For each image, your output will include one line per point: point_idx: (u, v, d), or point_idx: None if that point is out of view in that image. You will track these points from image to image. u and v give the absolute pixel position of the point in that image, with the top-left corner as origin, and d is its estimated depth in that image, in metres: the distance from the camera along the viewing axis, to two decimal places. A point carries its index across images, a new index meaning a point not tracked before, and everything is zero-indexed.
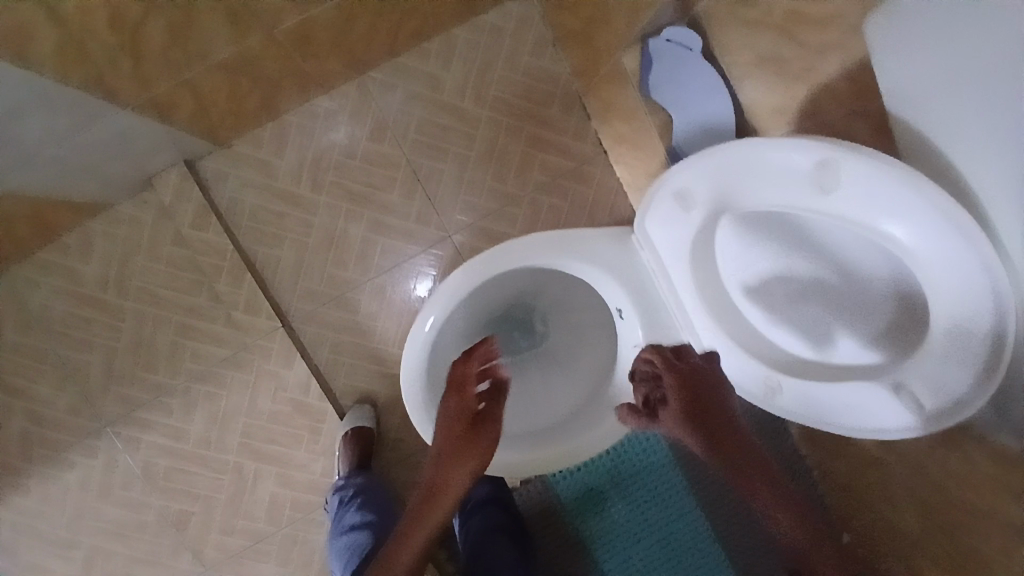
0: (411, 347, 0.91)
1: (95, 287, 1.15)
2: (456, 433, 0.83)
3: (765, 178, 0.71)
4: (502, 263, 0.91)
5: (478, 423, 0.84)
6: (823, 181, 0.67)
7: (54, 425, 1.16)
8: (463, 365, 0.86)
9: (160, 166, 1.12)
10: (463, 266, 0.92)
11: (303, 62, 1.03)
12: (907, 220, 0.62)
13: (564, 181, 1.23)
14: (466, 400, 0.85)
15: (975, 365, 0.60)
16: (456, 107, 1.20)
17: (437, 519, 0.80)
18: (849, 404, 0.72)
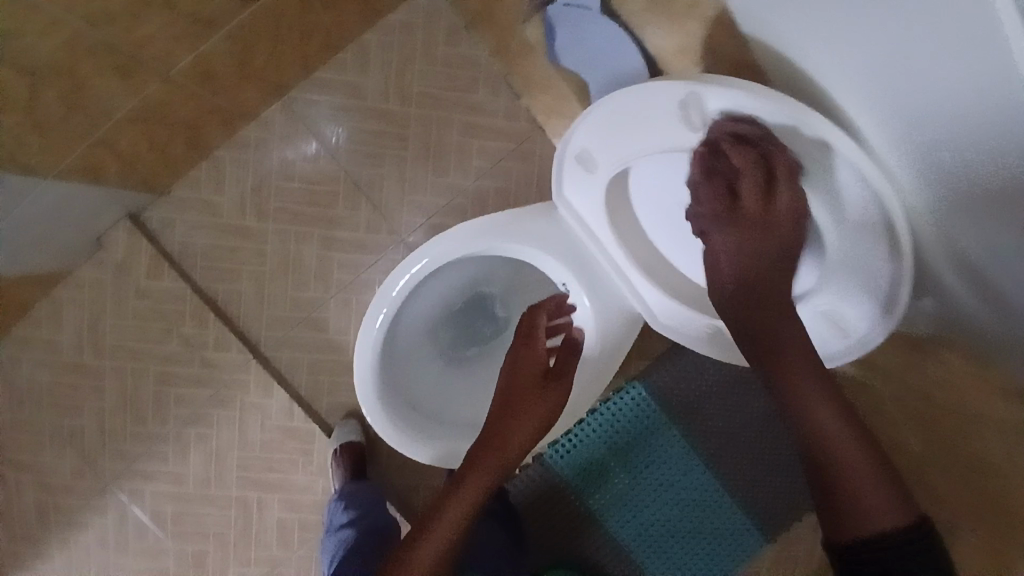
0: (364, 343, 0.89)
1: (73, 353, 1.19)
2: (529, 382, 0.87)
3: (639, 127, 0.67)
4: (439, 250, 0.89)
5: (549, 379, 0.88)
6: (691, 119, 0.62)
7: (63, 490, 1.21)
8: (532, 315, 0.90)
9: (107, 225, 1.15)
10: (403, 263, 0.91)
11: (214, 98, 1.04)
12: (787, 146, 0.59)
13: (507, 163, 1.22)
14: (537, 351, 0.89)
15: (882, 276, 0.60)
16: (383, 111, 1.20)
17: (483, 484, 0.83)
18: None
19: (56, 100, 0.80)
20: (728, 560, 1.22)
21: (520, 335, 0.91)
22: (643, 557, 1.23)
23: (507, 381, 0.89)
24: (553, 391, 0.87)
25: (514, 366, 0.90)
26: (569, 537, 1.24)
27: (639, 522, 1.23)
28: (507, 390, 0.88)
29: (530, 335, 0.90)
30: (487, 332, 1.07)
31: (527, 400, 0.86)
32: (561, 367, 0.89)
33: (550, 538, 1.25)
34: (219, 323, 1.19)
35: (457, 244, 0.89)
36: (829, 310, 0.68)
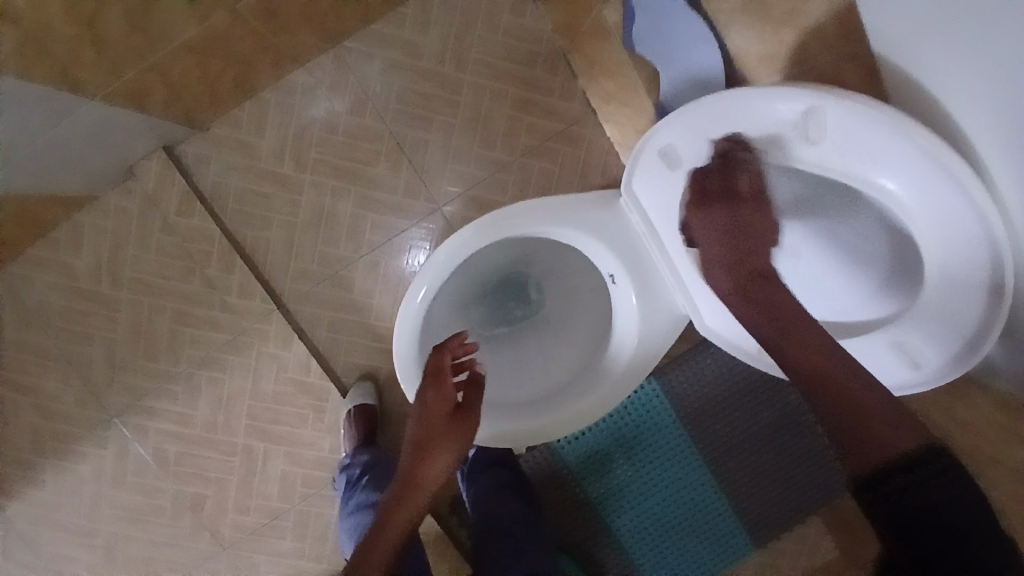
0: (405, 316, 0.88)
1: (89, 280, 1.15)
2: (439, 423, 0.81)
3: (751, 131, 0.69)
4: (491, 228, 0.88)
5: (460, 415, 0.82)
6: (808, 130, 0.64)
7: (62, 419, 1.18)
8: (436, 355, 0.83)
9: (140, 154, 1.11)
10: (452, 236, 0.89)
11: (272, 36, 0.99)
12: (896, 165, 0.61)
13: (555, 144, 1.20)
14: (445, 391, 0.82)
15: (981, 300, 0.61)
16: (437, 73, 1.16)
17: (410, 515, 0.77)
18: None
19: (118, 16, 0.75)
20: (718, 560, 1.25)
21: (426, 375, 0.83)
22: (637, 551, 1.25)
23: (417, 429, 0.82)
24: (467, 425, 0.82)
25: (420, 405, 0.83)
26: (567, 523, 1.25)
27: (635, 516, 1.24)
28: (417, 437, 0.82)
29: (437, 376, 0.83)
30: (516, 313, 1.06)
31: (441, 437, 0.81)
32: (471, 402, 0.84)
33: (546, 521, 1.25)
34: (245, 269, 1.16)
35: (508, 227, 0.88)
36: (903, 341, 0.67)
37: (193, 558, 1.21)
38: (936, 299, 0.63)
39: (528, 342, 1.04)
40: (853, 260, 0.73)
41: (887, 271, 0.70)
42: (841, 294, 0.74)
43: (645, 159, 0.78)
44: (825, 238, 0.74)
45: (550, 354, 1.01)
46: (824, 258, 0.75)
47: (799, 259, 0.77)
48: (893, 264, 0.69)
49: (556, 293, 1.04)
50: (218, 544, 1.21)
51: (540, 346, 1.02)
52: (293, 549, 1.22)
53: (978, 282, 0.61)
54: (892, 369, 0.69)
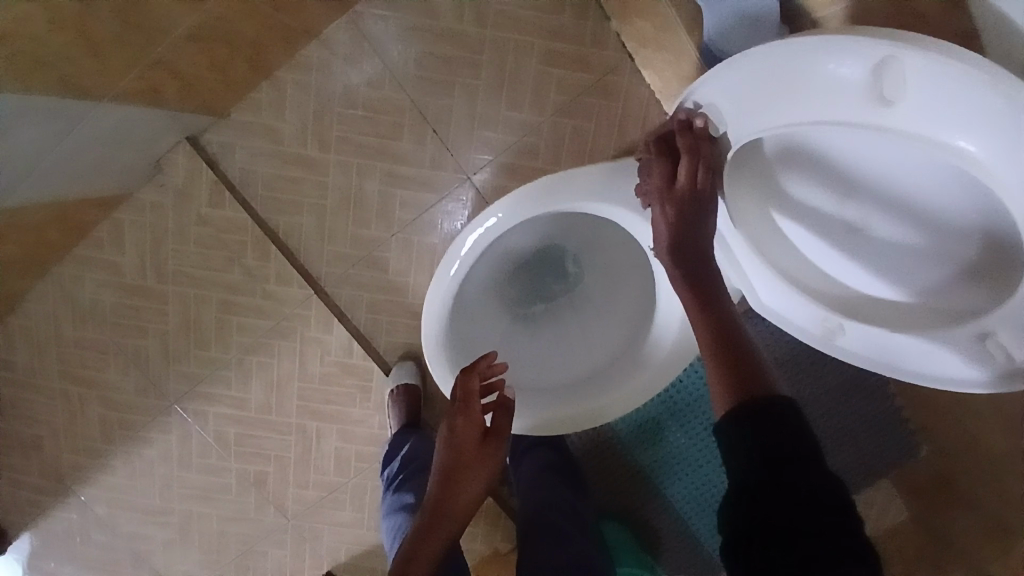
0: (434, 296, 0.85)
1: (135, 275, 1.18)
2: (469, 448, 0.79)
3: (803, 91, 0.56)
4: (519, 206, 0.82)
5: (489, 439, 0.80)
6: (882, 93, 0.51)
7: (128, 407, 1.24)
8: (465, 380, 0.83)
9: (166, 147, 1.10)
10: (476, 219, 0.84)
11: (276, 13, 0.94)
12: (988, 130, 0.48)
13: (589, 99, 1.10)
14: (474, 416, 0.81)
15: None
16: (456, 32, 1.08)
17: (441, 541, 0.73)
18: (926, 352, 0.62)
19: (108, 16, 0.72)
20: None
21: (455, 400, 0.83)
22: (694, 517, 1.22)
23: (445, 455, 0.79)
24: (496, 452, 0.80)
25: (450, 429, 0.81)
26: (618, 490, 1.23)
27: (688, 486, 1.20)
28: (445, 464, 0.79)
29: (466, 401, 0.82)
30: (556, 290, 1.01)
31: (471, 461, 0.78)
32: (500, 425, 0.82)
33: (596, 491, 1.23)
34: (279, 256, 1.15)
35: (538, 205, 0.81)
36: (994, 334, 0.57)
37: (262, 531, 1.27)
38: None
39: (569, 320, 0.99)
40: (946, 241, 0.58)
41: (972, 260, 0.58)
42: (919, 281, 0.62)
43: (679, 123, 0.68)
44: (903, 214, 0.59)
45: (591, 336, 0.95)
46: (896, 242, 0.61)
47: (865, 241, 0.64)
48: (981, 255, 0.57)
49: (595, 267, 0.98)
50: (284, 517, 1.27)
51: (581, 325, 0.97)
52: (353, 520, 1.27)
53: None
54: (979, 362, 0.59)
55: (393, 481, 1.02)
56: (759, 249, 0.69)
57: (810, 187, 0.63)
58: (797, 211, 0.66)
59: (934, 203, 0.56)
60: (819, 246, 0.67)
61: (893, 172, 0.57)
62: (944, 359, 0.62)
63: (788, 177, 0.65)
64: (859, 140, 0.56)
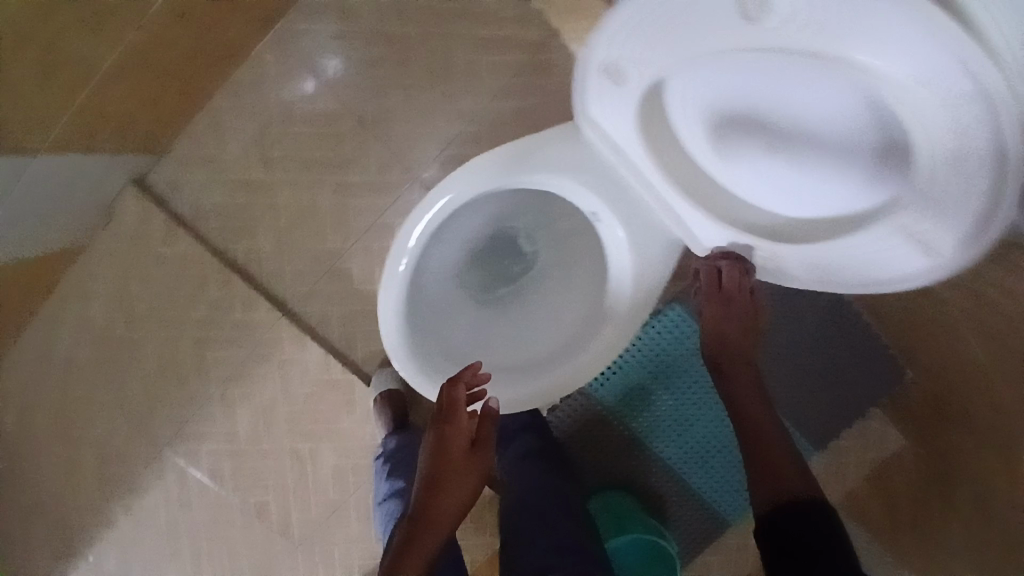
0: (387, 295, 0.84)
1: (107, 324, 1.18)
2: (455, 459, 0.81)
3: (681, 24, 0.55)
4: (459, 185, 0.82)
5: (475, 451, 0.83)
6: (748, 9, 0.50)
7: (121, 456, 1.24)
8: (449, 388, 0.83)
9: (114, 192, 1.12)
10: (418, 208, 0.83)
11: (195, 40, 0.96)
12: (862, 27, 0.47)
13: (523, 79, 1.10)
14: (459, 425, 0.83)
15: (986, 180, 0.50)
16: (382, 33, 1.09)
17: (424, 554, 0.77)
18: (856, 256, 0.66)
19: (28, 64, 0.74)
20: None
21: (440, 409, 0.83)
22: (695, 475, 1.21)
23: (431, 463, 0.82)
24: (481, 463, 0.83)
25: (437, 440, 0.82)
26: (615, 463, 1.23)
27: (681, 445, 1.20)
28: (430, 471, 0.82)
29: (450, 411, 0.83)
30: (514, 271, 1.00)
31: (454, 473, 0.81)
32: (485, 436, 0.84)
33: (587, 464, 1.23)
34: (243, 283, 1.15)
35: (475, 183, 0.82)
36: (909, 227, 0.59)
37: (273, 558, 1.27)
38: (951, 185, 0.53)
39: (532, 298, 0.98)
40: (842, 155, 0.58)
41: (876, 167, 0.57)
42: (836, 197, 0.62)
43: (587, 78, 0.67)
44: (805, 132, 0.59)
45: (558, 311, 0.95)
46: (806, 161, 0.61)
47: (777, 168, 0.63)
48: (884, 160, 0.57)
49: (549, 242, 0.98)
50: (292, 542, 1.27)
51: (545, 299, 0.97)
52: (361, 535, 1.26)
53: (986, 164, 0.49)
54: (906, 256, 0.62)
55: (387, 472, 1.06)
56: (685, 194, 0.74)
57: (718, 118, 0.64)
58: (713, 147, 0.67)
59: (825, 109, 0.57)
60: (741, 178, 0.69)
61: (784, 88, 0.57)
62: (875, 260, 0.64)
63: (695, 114, 0.66)
64: (748, 61, 0.57)
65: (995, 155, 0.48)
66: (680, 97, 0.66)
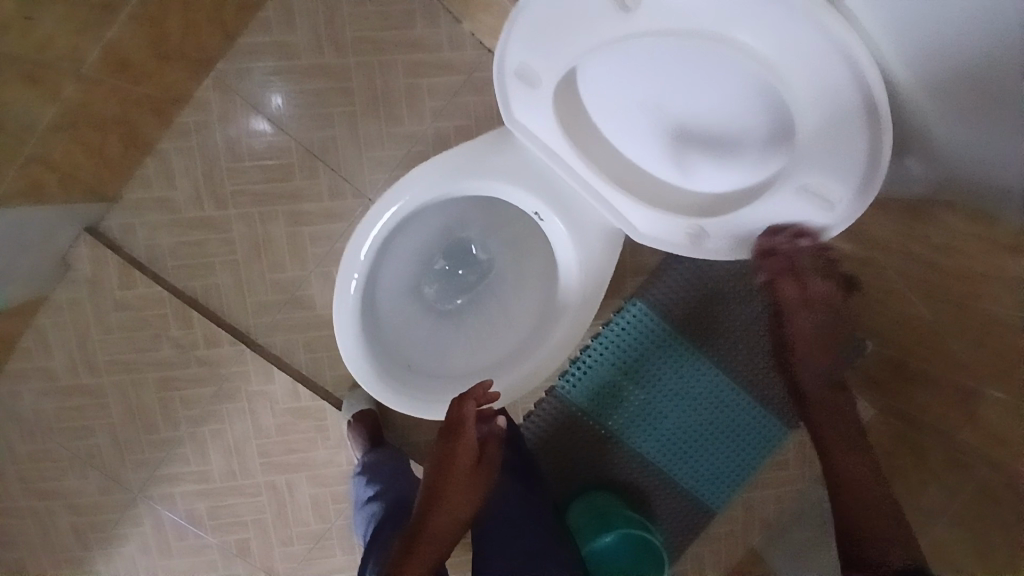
0: (342, 312, 0.86)
1: (70, 376, 1.17)
2: (460, 475, 0.84)
3: (573, 21, 0.63)
4: (400, 199, 0.85)
5: (478, 468, 0.87)
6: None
7: (94, 510, 1.22)
8: (460, 404, 0.83)
9: (67, 244, 1.12)
10: (360, 224, 0.86)
11: (136, 88, 0.99)
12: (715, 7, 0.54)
13: (460, 98, 1.15)
14: (467, 441, 0.84)
15: (857, 128, 0.56)
16: (321, 65, 1.13)
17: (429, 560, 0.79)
18: (768, 222, 0.71)
19: None
20: (751, 463, 1.19)
21: (449, 424, 0.84)
22: (675, 467, 1.19)
23: (435, 476, 0.84)
24: (482, 480, 0.87)
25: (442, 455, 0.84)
26: (594, 465, 1.21)
27: (652, 441, 1.19)
28: (433, 483, 0.84)
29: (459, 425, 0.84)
30: (470, 280, 1.02)
31: (458, 487, 0.84)
32: (488, 455, 0.88)
33: (559, 469, 1.21)
34: (205, 321, 1.16)
35: (415, 195, 0.85)
36: (805, 186, 0.64)
37: None
38: (831, 145, 0.59)
39: (488, 303, 1.01)
40: (733, 125, 0.66)
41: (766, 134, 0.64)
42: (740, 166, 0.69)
43: (508, 82, 0.75)
44: (701, 109, 0.67)
45: (513, 313, 0.98)
46: (707, 134, 0.69)
47: (686, 144, 0.72)
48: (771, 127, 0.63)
49: (500, 247, 1.00)
50: None
51: (500, 301, 1.00)
52: (346, 563, 1.25)
53: (856, 120, 0.56)
54: (811, 215, 0.67)
55: (371, 487, 1.07)
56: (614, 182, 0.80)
57: (630, 106, 0.72)
58: (632, 132, 0.75)
59: (716, 89, 0.63)
60: (661, 160, 0.76)
61: (674, 73, 0.65)
62: (784, 223, 0.70)
63: (610, 105, 0.74)
64: (637, 52, 0.64)
65: (864, 107, 0.55)
66: (593, 90, 0.74)
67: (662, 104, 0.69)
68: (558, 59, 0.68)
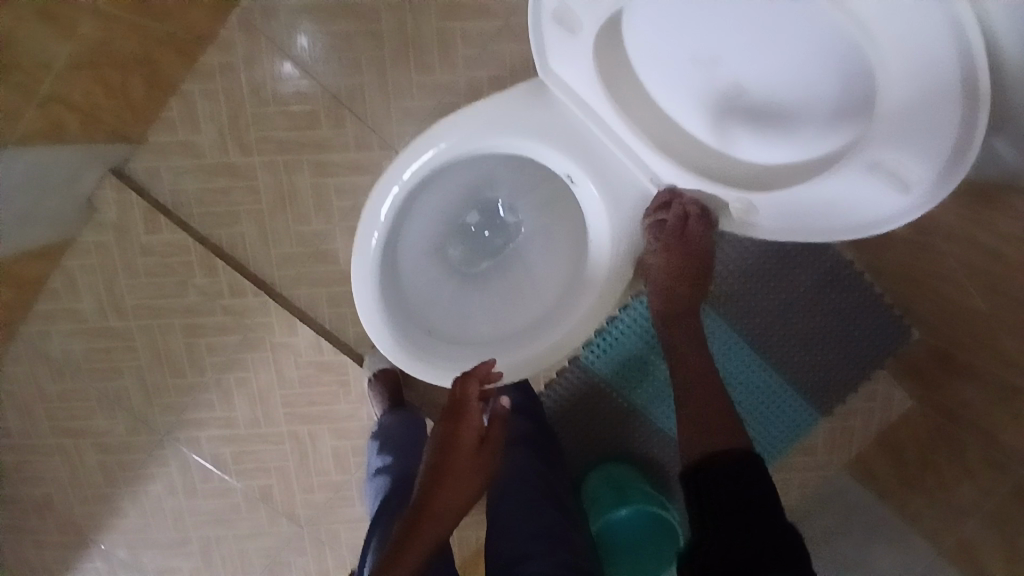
0: (361, 271, 0.83)
1: (98, 318, 1.18)
2: (464, 456, 0.77)
3: None
4: (425, 155, 0.80)
5: (483, 449, 0.79)
6: None
7: (124, 449, 1.25)
8: (463, 384, 0.81)
9: (92, 187, 1.11)
10: (383, 180, 0.82)
11: (157, 25, 0.94)
12: None
13: (496, 45, 1.07)
14: (469, 422, 0.79)
15: (947, 99, 0.49)
16: (350, 5, 1.06)
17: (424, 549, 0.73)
18: (829, 200, 0.64)
19: None
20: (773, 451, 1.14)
21: (452, 405, 0.81)
22: None
23: (435, 457, 0.77)
24: (489, 462, 0.79)
25: (450, 432, 0.78)
26: (616, 436, 1.18)
27: (674, 416, 1.15)
28: (433, 463, 0.77)
29: (460, 406, 0.81)
30: (497, 243, 0.97)
31: (459, 470, 0.76)
32: (495, 435, 0.81)
33: (575, 439, 1.19)
34: (228, 270, 1.15)
35: (441, 150, 0.79)
36: (877, 161, 0.57)
37: (280, 541, 1.29)
38: (913, 118, 0.52)
39: (516, 268, 0.97)
40: (803, 87, 0.58)
41: (839, 99, 0.57)
42: (803, 135, 0.62)
43: (547, 29, 0.69)
44: (765, 69, 0.59)
45: (538, 283, 0.93)
46: (768, 99, 0.61)
47: (743, 108, 0.64)
48: (847, 90, 0.56)
49: (532, 210, 0.95)
50: (298, 524, 1.28)
51: (528, 267, 0.95)
52: (365, 513, 1.27)
53: (950, 88, 0.48)
54: (882, 194, 0.60)
55: (382, 446, 1.07)
56: (657, 147, 0.73)
57: (681, 64, 0.65)
58: (682, 93, 0.68)
59: (785, 45, 0.56)
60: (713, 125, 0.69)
61: (738, 24, 0.57)
62: (847, 203, 0.63)
63: (657, 61, 0.67)
64: None
65: (958, 73, 0.47)
66: (639, 43, 0.67)
67: (717, 61, 0.62)
68: (602, 1, 0.62)
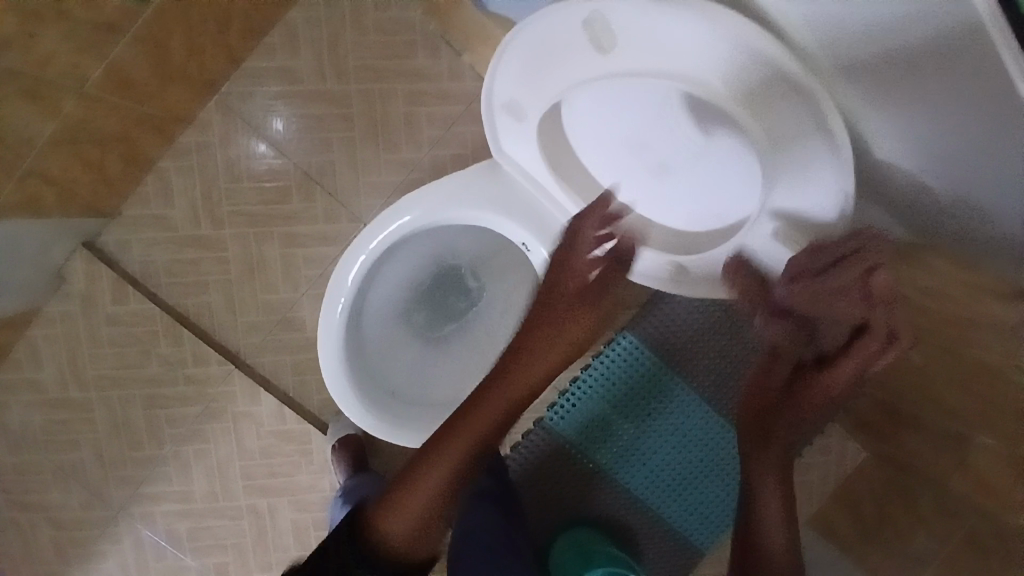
0: (327, 336, 0.86)
1: (58, 389, 1.17)
2: (561, 298, 0.80)
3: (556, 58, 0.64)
4: (389, 225, 0.85)
5: (589, 294, 0.79)
6: (598, 39, 0.60)
7: (75, 527, 1.21)
8: (580, 220, 0.77)
9: (63, 259, 1.13)
10: (348, 251, 0.86)
11: (139, 106, 1.01)
12: (691, 51, 0.55)
13: (458, 127, 1.15)
14: (578, 265, 0.79)
15: (823, 168, 0.58)
16: (322, 91, 1.15)
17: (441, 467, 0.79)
18: None
19: None
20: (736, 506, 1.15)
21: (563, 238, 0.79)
22: (664, 505, 1.16)
23: (538, 306, 0.81)
24: (590, 313, 0.80)
25: (576, 296, 0.79)
26: (581, 499, 1.17)
27: (636, 475, 1.16)
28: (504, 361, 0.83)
29: (569, 248, 0.79)
30: (460, 308, 1.01)
31: (546, 322, 0.80)
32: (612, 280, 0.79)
33: (540, 504, 1.17)
34: (194, 339, 1.16)
35: (403, 221, 0.85)
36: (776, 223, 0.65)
37: None
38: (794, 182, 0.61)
39: (478, 331, 1.00)
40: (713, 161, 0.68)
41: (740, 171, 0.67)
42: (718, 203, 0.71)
43: (498, 115, 0.75)
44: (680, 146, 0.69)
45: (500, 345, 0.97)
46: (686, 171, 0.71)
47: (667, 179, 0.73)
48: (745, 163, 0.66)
49: (492, 275, 1.00)
50: None
51: (489, 329, 0.99)
52: None
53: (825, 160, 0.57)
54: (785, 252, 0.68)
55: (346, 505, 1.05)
56: None
57: (611, 145, 0.74)
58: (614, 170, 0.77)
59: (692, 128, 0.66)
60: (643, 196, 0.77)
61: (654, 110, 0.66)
62: None
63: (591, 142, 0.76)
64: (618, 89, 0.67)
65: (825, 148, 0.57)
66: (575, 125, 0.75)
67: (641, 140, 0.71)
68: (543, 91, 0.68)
